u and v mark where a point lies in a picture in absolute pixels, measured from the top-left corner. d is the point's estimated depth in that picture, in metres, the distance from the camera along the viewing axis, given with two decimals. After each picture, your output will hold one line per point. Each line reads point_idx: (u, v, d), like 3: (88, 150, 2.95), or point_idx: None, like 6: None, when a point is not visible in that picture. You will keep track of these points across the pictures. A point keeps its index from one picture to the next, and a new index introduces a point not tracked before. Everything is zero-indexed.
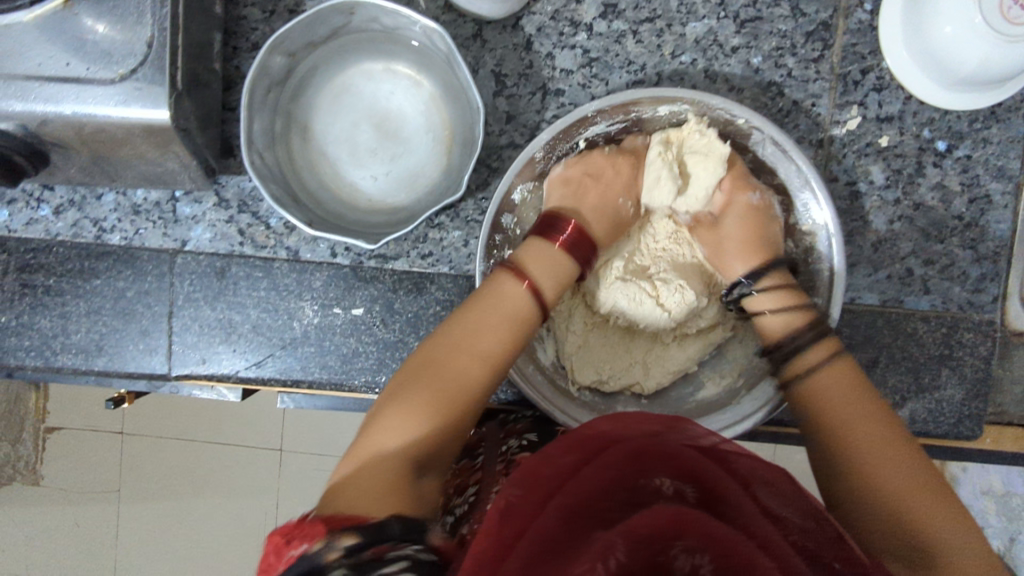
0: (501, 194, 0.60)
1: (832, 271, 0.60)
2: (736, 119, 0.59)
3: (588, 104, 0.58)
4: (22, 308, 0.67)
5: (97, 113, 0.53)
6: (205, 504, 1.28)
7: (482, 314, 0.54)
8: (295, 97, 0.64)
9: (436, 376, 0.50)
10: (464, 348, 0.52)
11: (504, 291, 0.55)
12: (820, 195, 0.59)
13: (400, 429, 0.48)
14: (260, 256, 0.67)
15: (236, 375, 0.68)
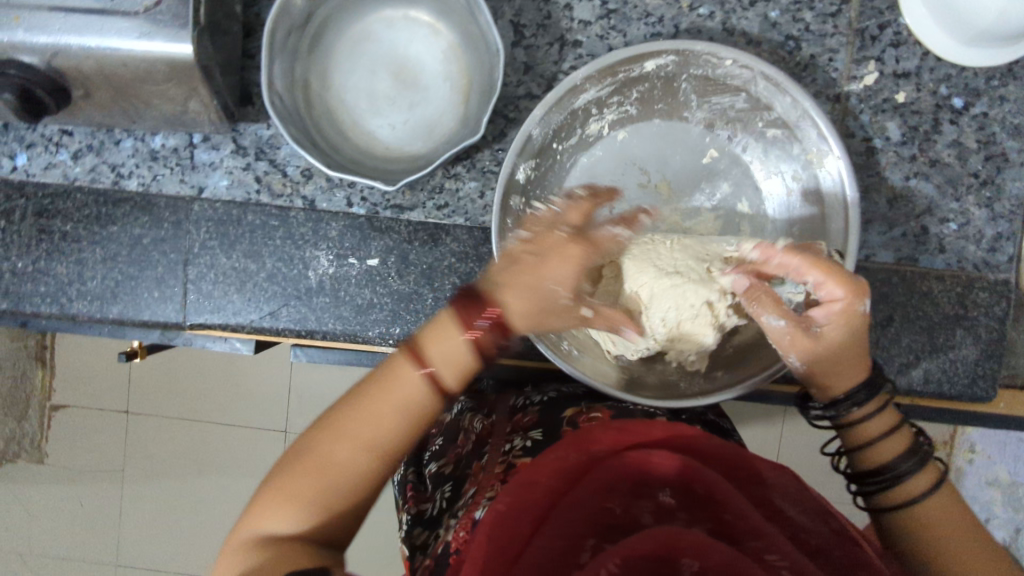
0: (506, 175, 0.61)
1: (847, 208, 0.61)
2: (723, 60, 0.62)
3: (577, 72, 0.60)
4: (39, 254, 0.67)
5: (121, 46, 0.54)
6: (211, 482, 1.28)
7: (393, 382, 0.48)
8: (315, 45, 0.64)
9: (308, 469, 0.46)
10: (349, 424, 0.47)
11: (401, 377, 0.48)
12: (827, 134, 0.61)
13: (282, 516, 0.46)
14: (276, 205, 0.67)
15: (249, 325, 0.68)
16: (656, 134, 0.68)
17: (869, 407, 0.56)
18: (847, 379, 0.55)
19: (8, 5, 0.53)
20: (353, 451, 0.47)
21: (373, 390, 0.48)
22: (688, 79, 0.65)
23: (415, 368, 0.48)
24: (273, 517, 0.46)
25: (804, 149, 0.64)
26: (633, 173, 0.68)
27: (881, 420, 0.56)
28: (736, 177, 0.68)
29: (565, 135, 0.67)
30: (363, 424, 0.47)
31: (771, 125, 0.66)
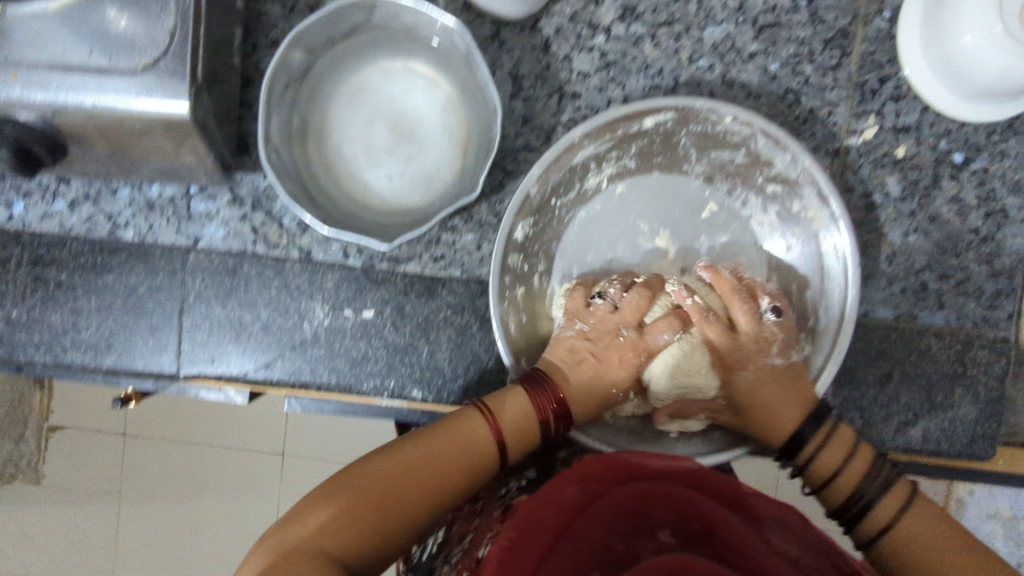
0: (507, 232, 0.60)
1: (846, 271, 0.60)
2: (723, 117, 0.61)
3: (574, 129, 0.59)
4: (34, 302, 0.67)
5: (117, 104, 0.53)
6: (206, 506, 1.27)
7: (459, 429, 0.55)
8: (313, 97, 0.64)
9: (359, 485, 0.50)
10: (410, 456, 0.52)
11: (468, 428, 0.55)
12: (842, 225, 0.60)
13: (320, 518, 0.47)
14: (272, 256, 0.67)
15: (244, 377, 0.68)
16: (656, 185, 0.67)
17: (816, 440, 0.57)
18: (790, 411, 0.59)
19: (4, 63, 0.52)
20: (405, 484, 0.51)
21: (440, 431, 0.55)
22: (686, 134, 0.65)
23: (483, 419, 0.56)
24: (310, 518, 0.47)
25: (804, 207, 0.63)
26: (632, 227, 0.67)
27: (837, 449, 0.56)
28: (735, 230, 0.67)
29: (563, 191, 0.66)
30: (431, 463, 0.52)
31: (771, 181, 0.65)
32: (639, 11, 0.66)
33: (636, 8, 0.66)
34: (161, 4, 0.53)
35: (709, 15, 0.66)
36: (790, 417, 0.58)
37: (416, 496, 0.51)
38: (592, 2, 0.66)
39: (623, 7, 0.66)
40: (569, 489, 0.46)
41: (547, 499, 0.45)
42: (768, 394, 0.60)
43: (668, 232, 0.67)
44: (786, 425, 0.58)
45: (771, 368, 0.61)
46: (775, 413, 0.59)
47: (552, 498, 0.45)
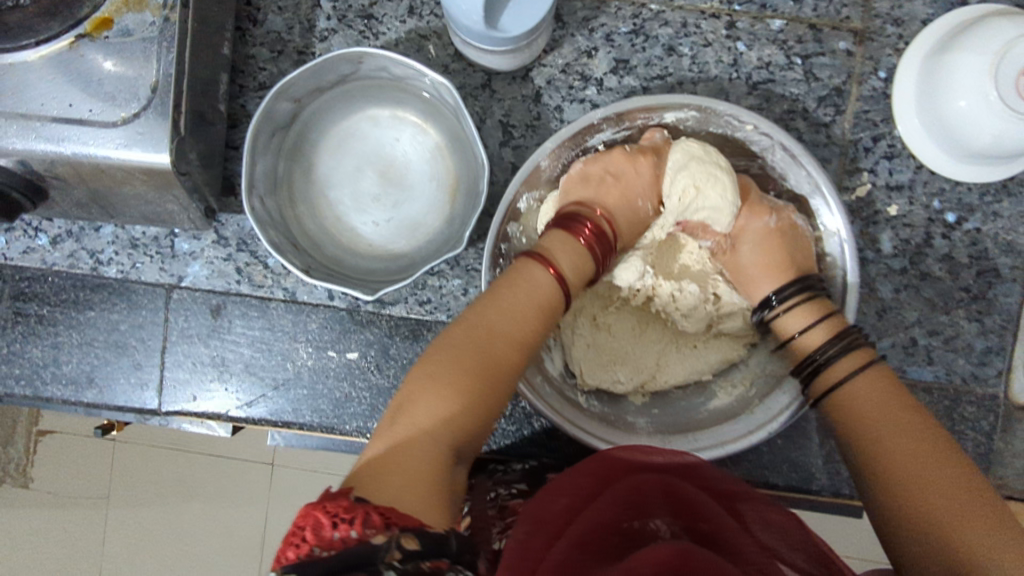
0: (507, 204, 0.59)
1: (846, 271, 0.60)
2: (744, 124, 0.59)
3: (593, 112, 0.58)
4: (15, 336, 0.67)
5: (98, 154, 0.53)
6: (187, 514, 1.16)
7: (530, 282, 0.52)
8: (299, 143, 0.63)
9: (462, 368, 0.47)
10: (497, 320, 0.50)
11: (533, 281, 0.52)
12: (831, 202, 0.59)
13: (436, 405, 0.46)
14: (256, 296, 0.66)
15: (227, 414, 0.67)
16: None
17: (785, 300, 0.59)
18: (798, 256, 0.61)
19: None
20: (495, 346, 0.49)
21: (516, 291, 0.52)
22: (705, 137, 0.64)
23: (546, 269, 0.53)
24: (420, 406, 0.46)
25: (811, 223, 0.62)
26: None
27: (800, 313, 0.58)
28: None
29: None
30: (505, 322, 0.50)
31: (783, 193, 0.64)
32: (631, 64, 0.65)
33: (629, 61, 0.65)
34: (143, 57, 0.53)
35: (703, 70, 0.65)
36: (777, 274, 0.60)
37: (506, 357, 0.49)
38: (585, 54, 0.65)
39: (616, 59, 0.65)
40: (576, 484, 0.51)
41: (555, 497, 0.50)
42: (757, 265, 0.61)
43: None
44: (765, 296, 0.61)
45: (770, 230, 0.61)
46: (774, 280, 0.60)
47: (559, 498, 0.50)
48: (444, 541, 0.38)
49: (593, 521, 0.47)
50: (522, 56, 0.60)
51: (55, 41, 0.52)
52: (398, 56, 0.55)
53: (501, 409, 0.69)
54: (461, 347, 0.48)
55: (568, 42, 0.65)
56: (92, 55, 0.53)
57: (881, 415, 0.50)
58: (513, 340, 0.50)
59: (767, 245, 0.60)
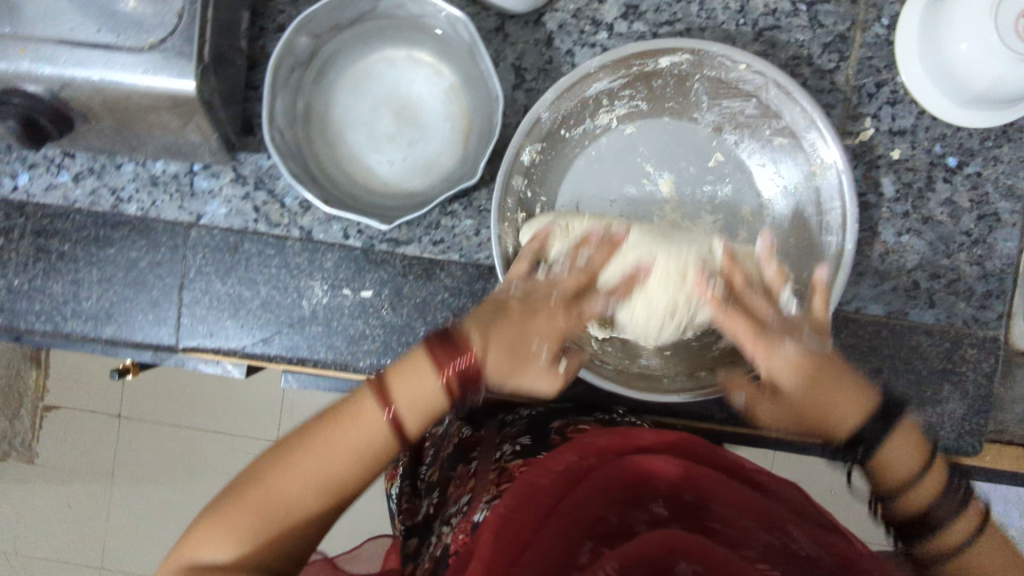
0: (511, 163, 0.63)
1: (845, 207, 0.63)
2: (737, 65, 0.64)
3: (589, 62, 0.62)
4: (36, 272, 0.68)
5: (125, 80, 0.54)
6: (195, 497, 1.36)
7: (418, 382, 0.50)
8: (317, 81, 0.65)
9: (263, 501, 0.46)
10: (319, 458, 0.47)
11: (417, 375, 0.50)
12: (827, 135, 0.63)
13: (221, 546, 0.45)
14: (273, 234, 0.68)
15: (242, 350, 0.69)
16: (664, 125, 0.70)
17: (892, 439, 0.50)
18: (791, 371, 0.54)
19: (14, 36, 0.53)
20: (340, 459, 0.47)
21: (399, 383, 0.50)
22: (700, 79, 0.68)
23: (439, 379, 0.50)
24: (212, 543, 0.46)
25: (809, 159, 0.67)
26: (637, 168, 0.70)
27: (908, 450, 0.49)
28: (738, 180, 0.70)
29: (573, 124, 0.69)
30: (349, 432, 0.48)
31: (778, 134, 0.68)
32: (641, 10, 0.67)
33: (639, 6, 0.67)
34: None
35: (710, 15, 0.67)
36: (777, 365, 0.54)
37: (348, 462, 0.48)
38: None
39: (627, 4, 0.67)
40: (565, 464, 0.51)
41: (540, 475, 0.49)
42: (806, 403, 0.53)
43: (671, 176, 0.70)
44: (856, 432, 0.51)
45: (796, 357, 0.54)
46: (819, 408, 0.52)
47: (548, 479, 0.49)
48: None
49: (586, 502, 0.47)
50: None
51: None
52: None
53: None
54: (307, 462, 0.47)
55: None
56: None
57: (897, 458, 0.49)
58: (354, 453, 0.48)
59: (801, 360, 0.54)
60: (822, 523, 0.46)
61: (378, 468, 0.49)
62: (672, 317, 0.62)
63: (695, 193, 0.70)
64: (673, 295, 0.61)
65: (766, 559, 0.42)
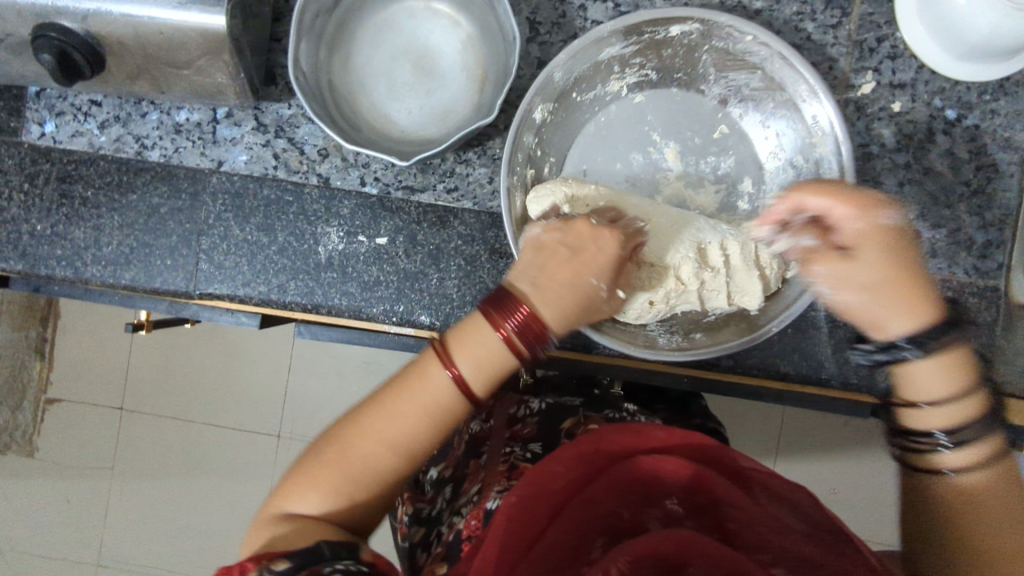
0: (523, 114, 0.64)
1: (844, 176, 0.63)
2: (744, 35, 0.64)
3: (601, 24, 0.62)
4: (59, 218, 0.70)
5: (158, 15, 0.56)
6: (192, 490, 1.44)
7: (478, 342, 0.51)
8: (339, 30, 0.67)
9: (337, 462, 0.49)
10: (383, 420, 0.50)
11: (482, 339, 0.51)
12: (824, 99, 0.64)
13: (308, 496, 0.49)
14: (292, 181, 0.70)
15: (257, 297, 0.70)
16: (672, 98, 0.71)
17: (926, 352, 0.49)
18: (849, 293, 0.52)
19: None
20: (412, 425, 0.50)
21: (462, 345, 0.52)
22: (709, 51, 0.68)
23: (498, 334, 0.52)
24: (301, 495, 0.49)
25: (810, 130, 0.67)
26: (644, 137, 0.71)
27: (939, 370, 0.49)
28: (740, 152, 0.71)
29: (585, 88, 0.70)
30: (422, 398, 0.51)
31: (781, 106, 0.68)
32: None
33: None
34: None
35: None
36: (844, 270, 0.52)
37: (423, 425, 0.50)
38: None
39: None
40: (578, 454, 0.50)
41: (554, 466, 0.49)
42: (858, 295, 0.52)
43: (677, 147, 0.70)
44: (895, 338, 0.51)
45: (893, 231, 0.51)
46: (869, 306, 0.52)
47: (558, 472, 0.49)
48: (330, 555, 0.43)
49: (594, 502, 0.48)
50: None
51: None
52: None
53: None
54: (380, 424, 0.50)
55: None
56: None
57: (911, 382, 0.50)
58: (424, 413, 0.50)
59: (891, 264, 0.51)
60: (828, 528, 0.45)
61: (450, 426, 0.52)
62: (654, 306, 0.63)
63: (699, 164, 0.71)
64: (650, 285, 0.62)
65: (781, 564, 0.42)
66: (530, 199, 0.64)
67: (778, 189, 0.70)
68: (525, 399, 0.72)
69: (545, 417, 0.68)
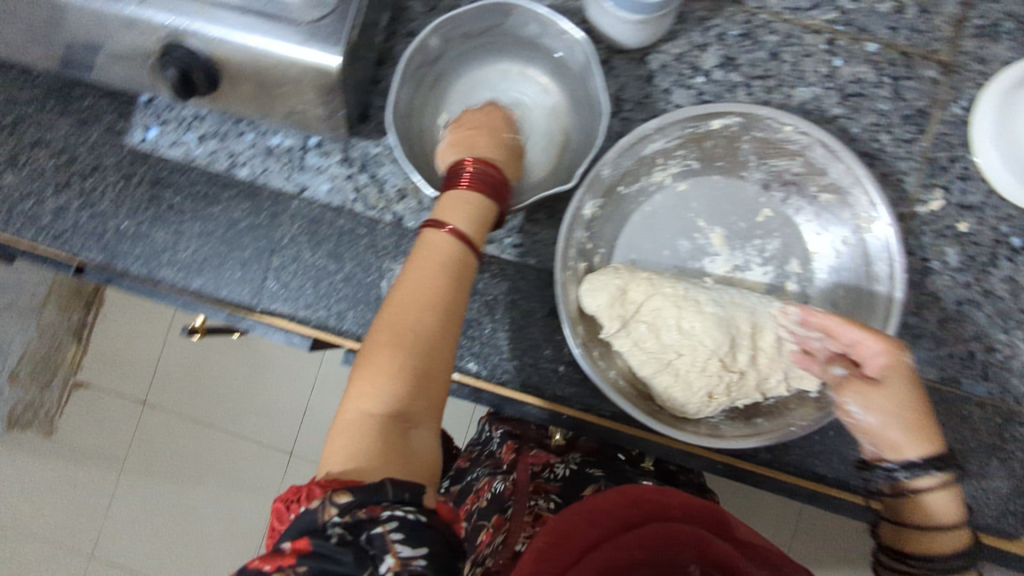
0: (574, 211, 0.65)
1: (894, 291, 0.63)
2: (784, 127, 0.65)
3: (647, 125, 0.64)
4: (144, 218, 0.73)
5: (280, 49, 0.60)
6: (200, 495, 1.44)
7: (458, 206, 0.57)
8: (437, 81, 0.71)
9: (388, 351, 0.50)
10: (416, 295, 0.52)
11: (455, 195, 0.58)
12: (875, 195, 0.63)
13: (377, 389, 0.49)
14: (367, 215, 0.73)
15: (315, 321, 0.72)
16: (712, 185, 0.72)
17: (940, 478, 0.55)
18: (913, 439, 0.56)
19: None
20: (429, 293, 0.52)
21: (449, 211, 0.57)
22: (749, 141, 0.68)
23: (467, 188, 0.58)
24: (369, 394, 0.49)
25: (855, 214, 0.66)
26: (689, 223, 0.71)
27: (950, 503, 0.55)
28: (787, 237, 0.71)
29: (630, 179, 0.71)
30: (422, 268, 0.54)
31: (825, 191, 0.69)
32: (738, 62, 0.73)
33: (736, 59, 0.73)
34: None
35: (801, 76, 0.72)
36: (898, 399, 0.56)
37: (439, 287, 0.53)
38: (698, 48, 0.73)
39: (725, 56, 0.73)
40: (606, 507, 0.54)
41: (576, 514, 0.54)
42: (903, 419, 0.56)
43: (722, 232, 0.71)
44: (905, 458, 0.56)
45: (912, 369, 0.57)
46: (888, 427, 0.56)
47: (583, 522, 0.53)
48: (392, 494, 0.44)
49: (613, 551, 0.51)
50: (648, 33, 0.68)
51: None
52: (546, 11, 0.63)
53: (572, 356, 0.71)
54: (397, 305, 0.52)
55: (684, 36, 0.72)
56: None
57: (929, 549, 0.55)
58: (433, 270, 0.54)
59: (907, 394, 0.56)
60: None
61: (462, 271, 0.55)
62: (712, 399, 0.64)
63: (745, 248, 0.71)
64: (711, 379, 0.64)
65: None
66: (585, 289, 0.66)
67: (826, 274, 0.71)
68: (549, 459, 0.76)
69: (568, 481, 0.72)
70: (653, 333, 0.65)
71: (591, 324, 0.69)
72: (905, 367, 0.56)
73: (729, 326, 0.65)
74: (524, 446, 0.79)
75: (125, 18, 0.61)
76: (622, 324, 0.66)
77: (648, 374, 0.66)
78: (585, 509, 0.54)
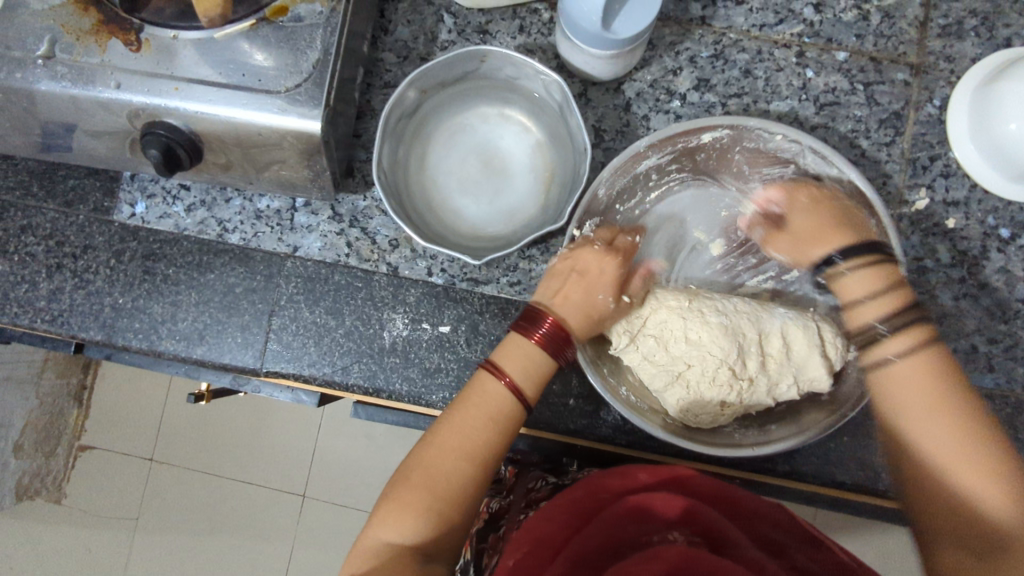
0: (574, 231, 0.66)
1: None
2: (774, 136, 0.66)
3: (640, 141, 0.64)
4: (140, 293, 0.73)
5: (260, 120, 0.61)
6: (216, 547, 1.43)
7: (522, 354, 0.59)
8: (417, 130, 0.71)
9: (431, 489, 0.54)
10: (455, 445, 0.55)
11: (524, 348, 0.59)
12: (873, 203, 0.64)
13: (401, 525, 0.52)
14: (362, 268, 0.73)
15: (320, 379, 0.72)
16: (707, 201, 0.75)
17: (850, 263, 0.60)
18: (822, 248, 0.62)
19: (169, 78, 0.61)
20: (476, 440, 0.56)
21: (506, 357, 0.59)
22: (740, 151, 0.70)
23: (534, 343, 0.59)
24: (393, 526, 0.53)
25: None
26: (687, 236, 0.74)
27: (865, 276, 0.59)
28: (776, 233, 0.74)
29: (627, 198, 0.72)
30: (477, 412, 0.57)
31: None
32: (711, 83, 0.74)
33: (709, 80, 0.74)
34: (309, 40, 0.62)
35: (775, 90, 0.73)
36: (817, 245, 0.63)
37: (490, 436, 0.56)
38: (671, 72, 0.74)
39: (698, 78, 0.74)
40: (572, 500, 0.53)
41: (556, 512, 0.52)
42: (806, 232, 0.64)
43: (720, 241, 0.74)
44: (819, 260, 0.63)
45: (818, 198, 0.64)
46: (800, 245, 0.65)
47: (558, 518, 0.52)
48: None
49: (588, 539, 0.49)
50: (620, 66, 0.69)
51: (239, 23, 0.62)
52: (517, 54, 0.64)
53: (579, 389, 0.71)
54: (447, 443, 0.55)
55: (657, 62, 0.73)
56: (262, 44, 0.61)
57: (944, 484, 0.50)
58: (488, 419, 0.57)
59: (811, 219, 0.64)
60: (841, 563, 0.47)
61: (511, 429, 0.58)
62: (724, 407, 0.65)
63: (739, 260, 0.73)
64: (722, 388, 0.64)
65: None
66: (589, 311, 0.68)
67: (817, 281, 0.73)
68: (546, 473, 0.73)
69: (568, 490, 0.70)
70: (660, 345, 0.65)
71: (597, 343, 0.70)
72: (809, 196, 0.65)
73: (735, 334, 0.64)
74: (523, 469, 0.75)
75: (101, 101, 0.61)
76: (630, 338, 0.66)
77: (659, 387, 0.66)
78: (564, 506, 0.53)
